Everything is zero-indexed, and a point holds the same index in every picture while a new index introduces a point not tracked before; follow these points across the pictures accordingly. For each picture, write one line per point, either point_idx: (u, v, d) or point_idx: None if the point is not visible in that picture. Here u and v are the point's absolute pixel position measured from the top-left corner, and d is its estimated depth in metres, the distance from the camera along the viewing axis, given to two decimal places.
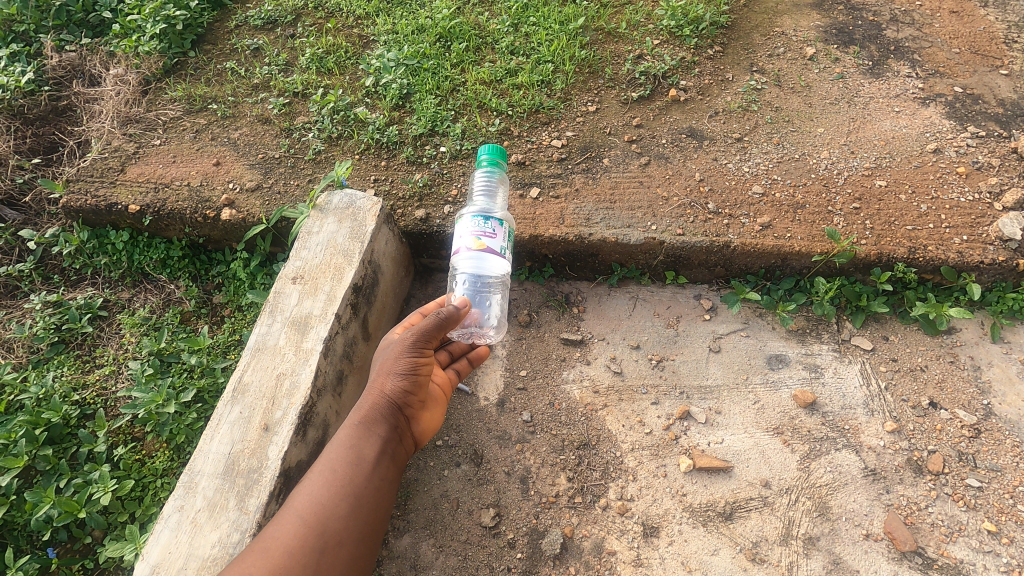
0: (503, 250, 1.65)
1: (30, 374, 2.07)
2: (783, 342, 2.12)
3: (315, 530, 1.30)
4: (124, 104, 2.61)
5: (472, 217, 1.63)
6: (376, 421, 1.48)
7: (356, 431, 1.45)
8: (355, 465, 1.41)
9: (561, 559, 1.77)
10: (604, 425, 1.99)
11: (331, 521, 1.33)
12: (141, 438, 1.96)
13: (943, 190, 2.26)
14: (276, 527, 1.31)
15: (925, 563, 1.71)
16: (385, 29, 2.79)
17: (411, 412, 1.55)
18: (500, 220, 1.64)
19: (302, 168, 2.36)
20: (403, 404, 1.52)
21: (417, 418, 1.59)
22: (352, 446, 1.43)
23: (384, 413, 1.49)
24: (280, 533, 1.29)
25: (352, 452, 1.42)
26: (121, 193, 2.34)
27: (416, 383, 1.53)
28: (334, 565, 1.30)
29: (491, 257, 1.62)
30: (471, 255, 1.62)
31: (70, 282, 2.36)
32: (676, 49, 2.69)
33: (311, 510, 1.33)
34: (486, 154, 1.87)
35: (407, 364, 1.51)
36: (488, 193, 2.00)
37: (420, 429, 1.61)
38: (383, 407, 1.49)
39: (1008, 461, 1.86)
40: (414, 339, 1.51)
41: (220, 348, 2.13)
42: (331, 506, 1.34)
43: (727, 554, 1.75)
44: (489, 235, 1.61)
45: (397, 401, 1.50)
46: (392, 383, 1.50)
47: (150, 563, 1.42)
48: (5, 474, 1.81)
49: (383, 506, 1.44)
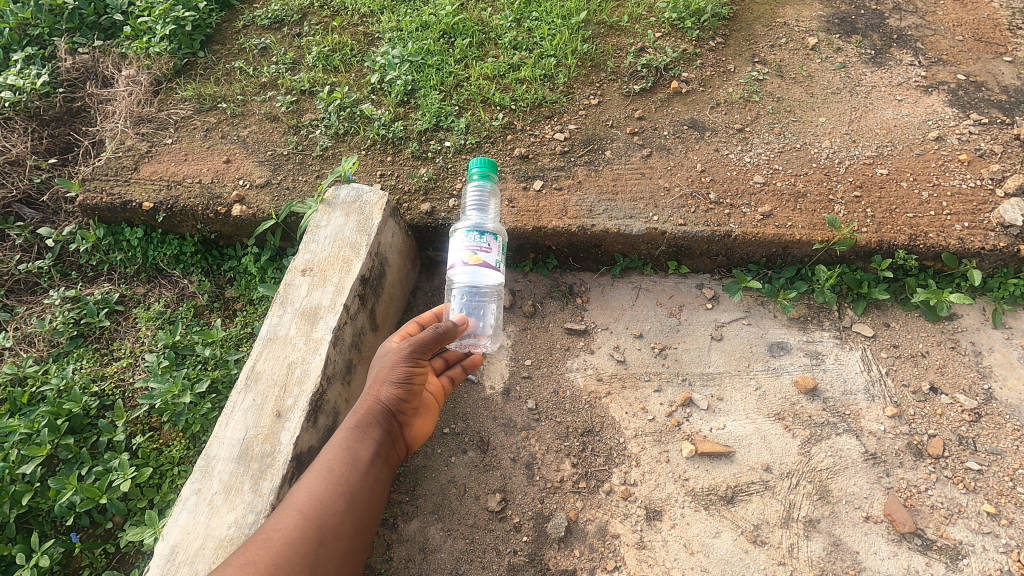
0: (498, 263, 1.67)
1: (52, 367, 2.14)
2: (784, 330, 2.15)
3: (314, 523, 1.35)
4: (136, 104, 2.67)
5: (466, 232, 1.62)
6: (371, 425, 1.52)
7: (353, 433, 1.49)
8: (351, 465, 1.45)
9: (566, 542, 1.81)
10: (607, 412, 2.03)
11: (329, 516, 1.38)
12: (157, 428, 2.03)
13: (945, 177, 2.27)
14: (276, 519, 1.36)
15: (924, 545, 1.73)
16: (390, 26, 2.83)
17: (405, 418, 1.60)
18: (494, 235, 1.65)
19: (310, 165, 2.42)
20: (397, 410, 1.56)
21: (411, 423, 1.63)
22: (348, 447, 1.47)
23: (379, 418, 1.53)
24: (280, 526, 1.34)
25: (348, 453, 1.46)
26: (135, 191, 2.40)
27: (410, 391, 1.57)
28: (330, 558, 1.35)
29: (487, 271, 1.63)
30: (467, 269, 1.63)
31: (87, 278, 2.43)
32: (678, 42, 2.71)
33: (310, 505, 1.37)
34: (477, 168, 1.83)
35: (403, 372, 1.55)
36: (480, 207, 2.03)
37: (412, 434, 1.66)
38: (378, 412, 1.53)
39: (1009, 444, 1.88)
40: (411, 349, 1.55)
41: (233, 340, 2.19)
42: (329, 501, 1.39)
43: (729, 537, 1.78)
44: (484, 249, 1.62)
45: (392, 407, 1.55)
46: (388, 391, 1.54)
47: (170, 542, 1.48)
48: (29, 462, 1.88)
49: (376, 504, 1.49)
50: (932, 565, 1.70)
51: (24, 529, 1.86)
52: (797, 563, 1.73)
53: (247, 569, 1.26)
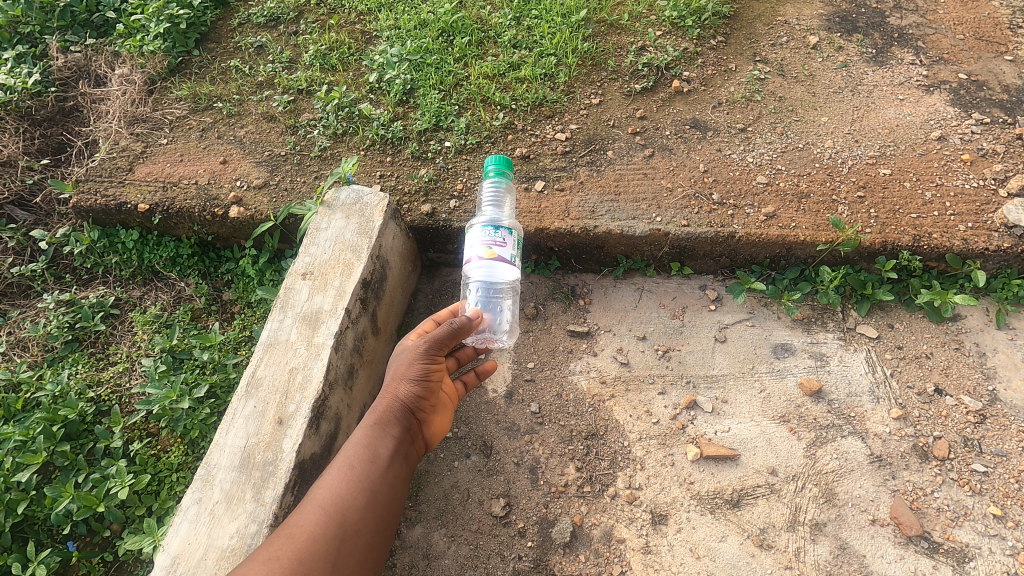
0: (513, 258, 1.64)
1: (46, 372, 2.10)
2: (788, 332, 2.14)
3: (335, 520, 1.32)
4: (130, 104, 2.63)
5: (482, 227, 1.61)
6: (391, 422, 1.50)
7: (372, 430, 1.47)
8: (371, 462, 1.43)
9: (570, 547, 1.79)
10: (611, 416, 2.01)
11: (351, 512, 1.35)
12: (155, 434, 2.00)
13: (948, 177, 2.26)
14: (298, 516, 1.33)
15: (931, 547, 1.73)
16: (387, 24, 2.80)
17: (424, 415, 1.57)
18: (510, 230, 1.63)
19: (308, 165, 2.38)
20: (416, 407, 1.54)
21: (429, 422, 1.61)
22: (368, 444, 1.45)
23: (398, 414, 1.51)
24: (302, 522, 1.31)
25: (368, 450, 1.44)
26: (130, 193, 2.36)
27: (427, 388, 1.55)
28: (351, 555, 1.31)
29: (501, 266, 1.60)
30: (481, 265, 1.60)
31: (81, 281, 2.38)
32: (678, 40, 2.69)
33: (331, 501, 1.35)
34: (493, 165, 1.84)
35: (420, 369, 1.54)
36: (495, 203, 2.01)
37: (431, 433, 1.62)
38: (397, 410, 1.51)
39: (1014, 445, 1.88)
40: (428, 346, 1.55)
41: (230, 344, 2.16)
42: (349, 497, 1.36)
43: (735, 541, 1.77)
44: (499, 244, 1.60)
45: (410, 404, 1.53)
46: (407, 388, 1.53)
47: (169, 554, 1.45)
48: (25, 470, 1.85)
49: (396, 503, 1.46)
50: (939, 568, 1.70)
51: (19, 538, 1.82)
52: (803, 567, 1.73)
53: (269, 565, 1.23)
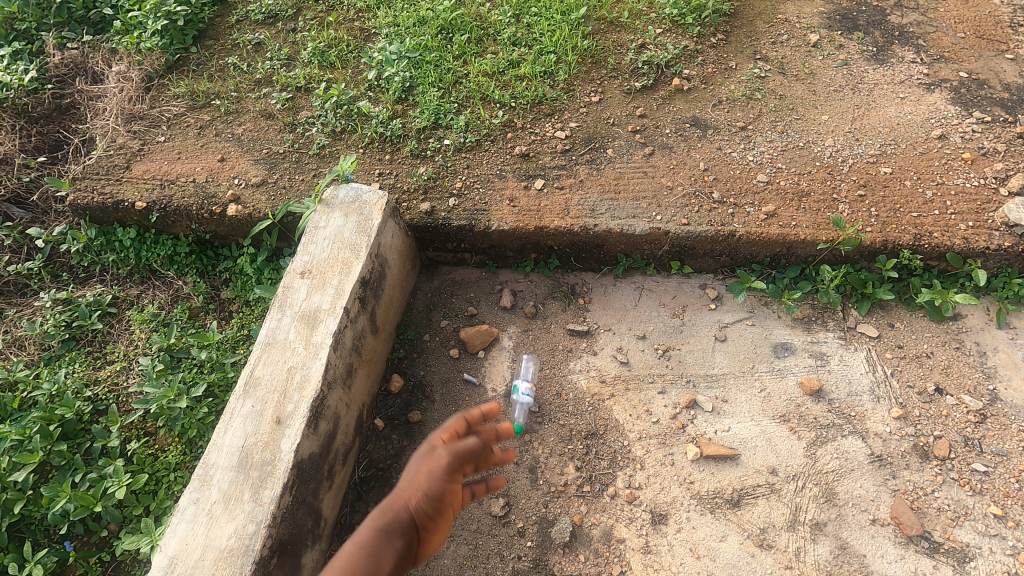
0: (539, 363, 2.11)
1: (43, 371, 2.09)
2: (788, 330, 2.13)
3: None
4: (127, 101, 2.61)
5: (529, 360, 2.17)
6: (397, 533, 1.32)
7: (377, 537, 1.30)
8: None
9: (570, 547, 1.79)
10: (610, 415, 2.00)
11: None
12: (153, 433, 1.99)
13: (948, 176, 2.26)
14: None
15: (931, 547, 1.73)
16: (386, 22, 2.78)
17: (428, 531, 1.40)
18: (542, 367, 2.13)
19: (307, 163, 2.37)
20: (424, 522, 1.37)
21: (430, 539, 1.42)
22: (372, 554, 1.27)
23: (406, 526, 1.34)
24: None
25: (371, 561, 1.26)
26: (127, 190, 2.35)
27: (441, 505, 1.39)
28: None
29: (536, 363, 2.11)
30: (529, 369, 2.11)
31: (78, 279, 2.37)
32: (678, 38, 2.67)
33: None
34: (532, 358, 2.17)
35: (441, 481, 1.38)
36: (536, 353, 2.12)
37: (427, 550, 1.43)
38: (405, 521, 1.34)
39: (1014, 445, 1.87)
40: (451, 459, 1.40)
41: (228, 342, 2.15)
42: None
43: (735, 541, 1.77)
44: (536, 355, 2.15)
45: (420, 518, 1.36)
46: (420, 501, 1.36)
47: (168, 554, 1.45)
48: (21, 470, 1.83)
49: None
50: (940, 568, 1.70)
51: (16, 538, 1.81)
52: (803, 566, 1.72)
53: None
